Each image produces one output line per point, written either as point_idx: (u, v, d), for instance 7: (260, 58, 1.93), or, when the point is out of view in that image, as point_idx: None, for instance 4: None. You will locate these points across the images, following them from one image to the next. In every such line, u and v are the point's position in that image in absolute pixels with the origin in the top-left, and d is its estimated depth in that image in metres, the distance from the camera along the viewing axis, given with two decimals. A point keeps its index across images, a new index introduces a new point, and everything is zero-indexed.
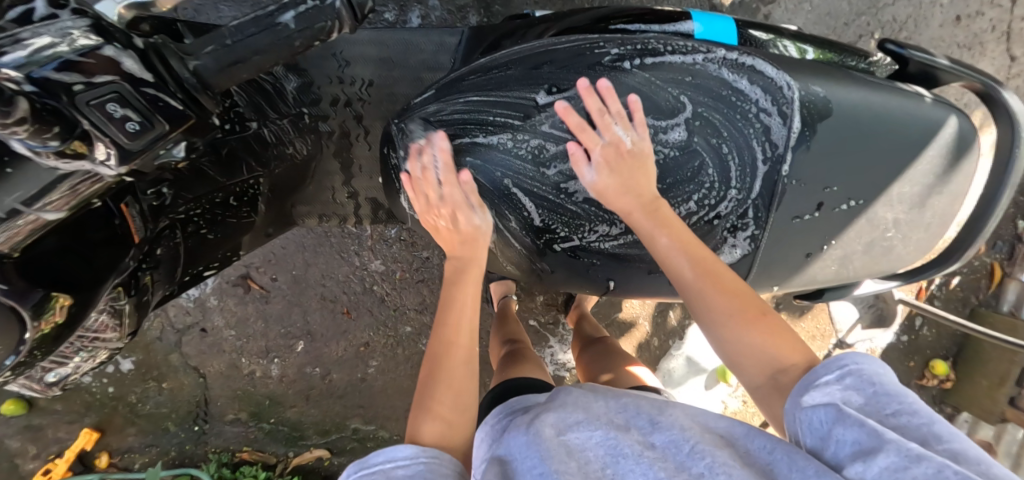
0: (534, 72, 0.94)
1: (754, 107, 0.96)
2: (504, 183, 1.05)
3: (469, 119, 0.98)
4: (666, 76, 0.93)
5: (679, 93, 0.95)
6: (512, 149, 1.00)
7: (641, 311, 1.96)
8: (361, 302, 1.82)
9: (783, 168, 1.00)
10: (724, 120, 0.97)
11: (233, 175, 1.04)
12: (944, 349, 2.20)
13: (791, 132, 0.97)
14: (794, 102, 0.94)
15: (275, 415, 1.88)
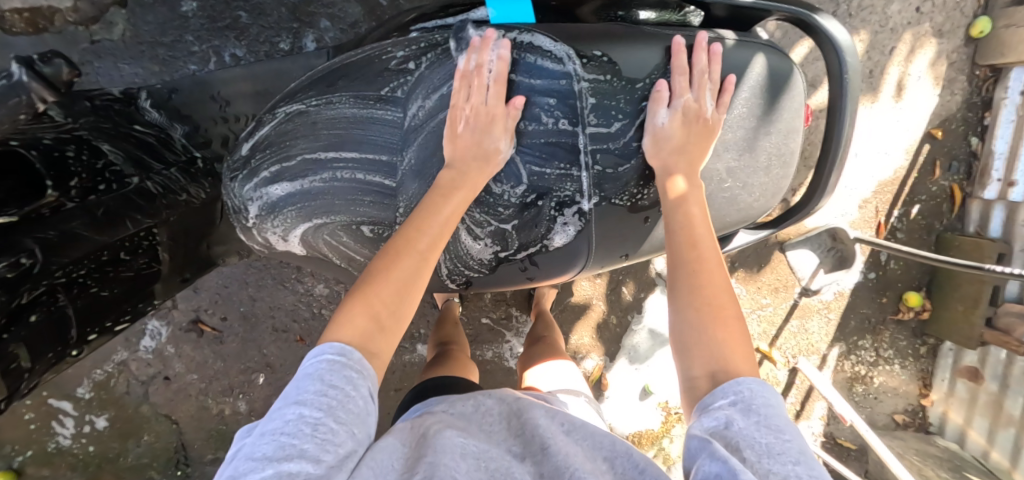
0: (331, 86, 0.97)
1: (553, 80, 0.98)
2: (323, 203, 0.98)
3: (278, 143, 0.97)
4: (450, 68, 0.97)
5: (471, 81, 0.95)
6: (325, 166, 0.97)
7: (593, 292, 1.94)
8: (313, 327, 1.84)
9: (591, 135, 1.02)
10: (524, 98, 0.98)
11: (114, 232, 1.09)
12: (916, 280, 2.15)
13: (590, 100, 1.00)
14: (580, 69, 0.99)
15: None
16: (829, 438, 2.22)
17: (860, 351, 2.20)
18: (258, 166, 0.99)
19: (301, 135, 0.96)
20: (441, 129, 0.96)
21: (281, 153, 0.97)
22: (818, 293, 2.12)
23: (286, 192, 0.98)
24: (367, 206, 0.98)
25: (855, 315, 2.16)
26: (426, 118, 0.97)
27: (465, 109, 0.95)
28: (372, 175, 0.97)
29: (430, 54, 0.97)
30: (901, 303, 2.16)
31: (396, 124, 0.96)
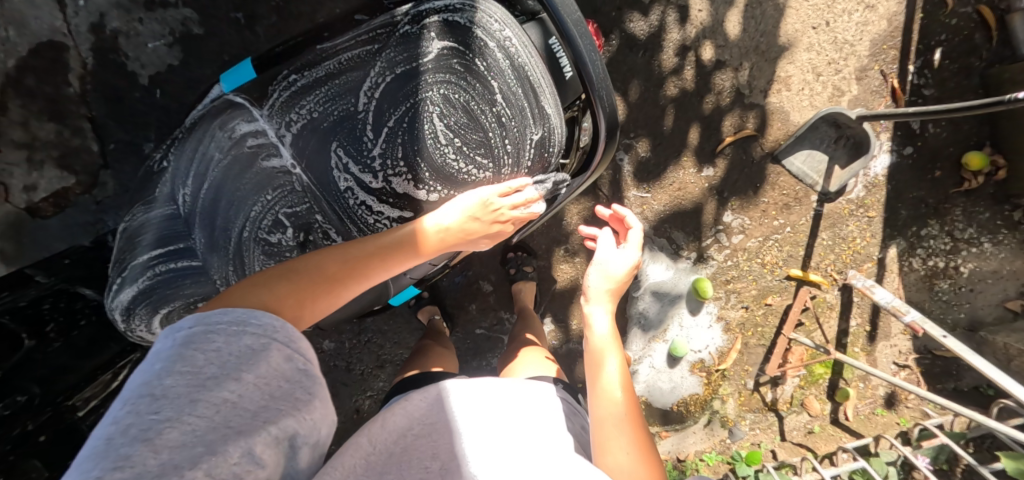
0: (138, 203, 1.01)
1: (278, 112, 0.90)
2: (164, 300, 0.95)
3: (119, 262, 0.99)
4: (198, 141, 0.93)
5: (216, 144, 0.91)
6: (152, 266, 0.94)
7: (577, 272, 1.86)
8: (334, 380, 2.01)
9: (339, 142, 0.87)
10: (264, 135, 0.90)
11: (96, 354, 1.35)
12: (973, 137, 1.73)
13: (323, 107, 0.88)
14: (300, 86, 0.89)
15: None
16: (923, 353, 1.87)
17: (927, 241, 1.81)
18: (112, 280, 1.00)
19: (132, 239, 0.98)
20: (217, 195, 0.90)
21: (122, 260, 0.99)
22: (846, 193, 1.80)
23: (126, 296, 0.96)
24: (192, 286, 0.94)
25: (903, 203, 1.80)
26: (194, 196, 0.92)
27: (220, 174, 0.90)
28: (185, 259, 0.94)
29: (194, 131, 0.95)
30: (963, 170, 1.75)
31: (188, 200, 0.93)
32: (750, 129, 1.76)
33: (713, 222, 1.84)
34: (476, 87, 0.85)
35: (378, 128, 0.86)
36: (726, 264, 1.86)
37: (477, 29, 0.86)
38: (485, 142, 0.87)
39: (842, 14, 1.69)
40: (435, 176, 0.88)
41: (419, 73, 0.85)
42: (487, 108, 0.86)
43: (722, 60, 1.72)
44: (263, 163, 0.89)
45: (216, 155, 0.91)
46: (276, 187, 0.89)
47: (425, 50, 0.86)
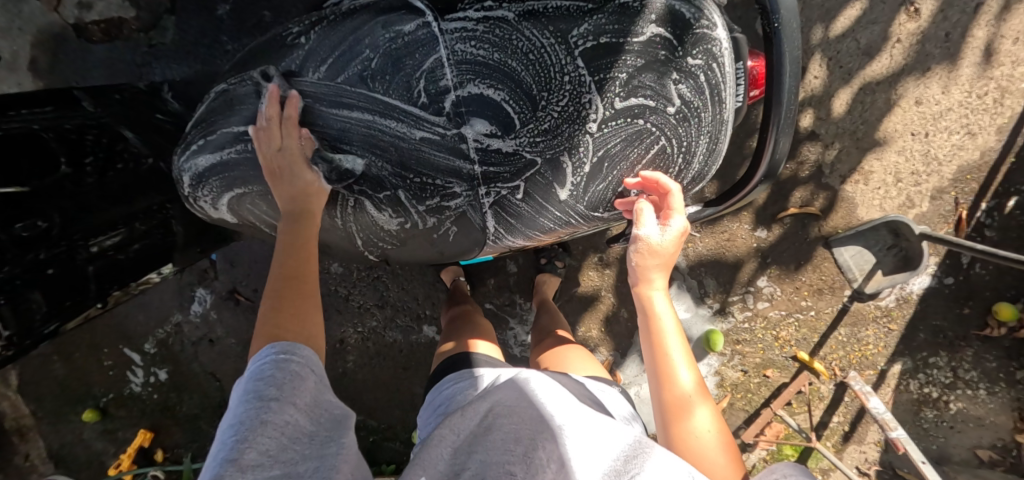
0: (244, 66, 0.92)
1: (451, 38, 0.85)
2: (245, 184, 0.91)
3: (203, 125, 0.92)
4: (350, 34, 0.86)
5: (374, 48, 0.86)
6: (247, 148, 0.90)
7: (601, 283, 1.86)
8: (331, 303, 1.98)
9: (507, 93, 0.86)
10: (428, 56, 0.85)
11: (126, 204, 1.28)
12: (1012, 289, 1.77)
13: (504, 52, 0.85)
14: (485, 21, 0.84)
15: None
16: (886, 468, 1.94)
17: (931, 369, 1.86)
18: (190, 140, 0.93)
19: (229, 105, 0.90)
20: (355, 99, 0.87)
21: (208, 122, 0.91)
22: (877, 298, 1.83)
23: (207, 163, 0.91)
24: None
25: (924, 326, 1.84)
26: (330, 89, 0.88)
27: (367, 77, 0.87)
28: None
29: (349, 18, 0.87)
30: (990, 316, 1.79)
31: (315, 90, 0.88)
32: (815, 208, 1.77)
33: (745, 282, 1.84)
34: (666, 90, 0.86)
35: (558, 93, 0.86)
36: (742, 325, 1.88)
37: (694, 32, 0.84)
38: (656, 143, 0.89)
39: (942, 131, 1.70)
40: (590, 160, 0.89)
41: (623, 52, 0.84)
42: (670, 111, 0.87)
43: (816, 132, 1.71)
44: (415, 84, 0.86)
45: (371, 56, 0.86)
46: (426, 112, 0.87)
47: (637, 31, 0.83)
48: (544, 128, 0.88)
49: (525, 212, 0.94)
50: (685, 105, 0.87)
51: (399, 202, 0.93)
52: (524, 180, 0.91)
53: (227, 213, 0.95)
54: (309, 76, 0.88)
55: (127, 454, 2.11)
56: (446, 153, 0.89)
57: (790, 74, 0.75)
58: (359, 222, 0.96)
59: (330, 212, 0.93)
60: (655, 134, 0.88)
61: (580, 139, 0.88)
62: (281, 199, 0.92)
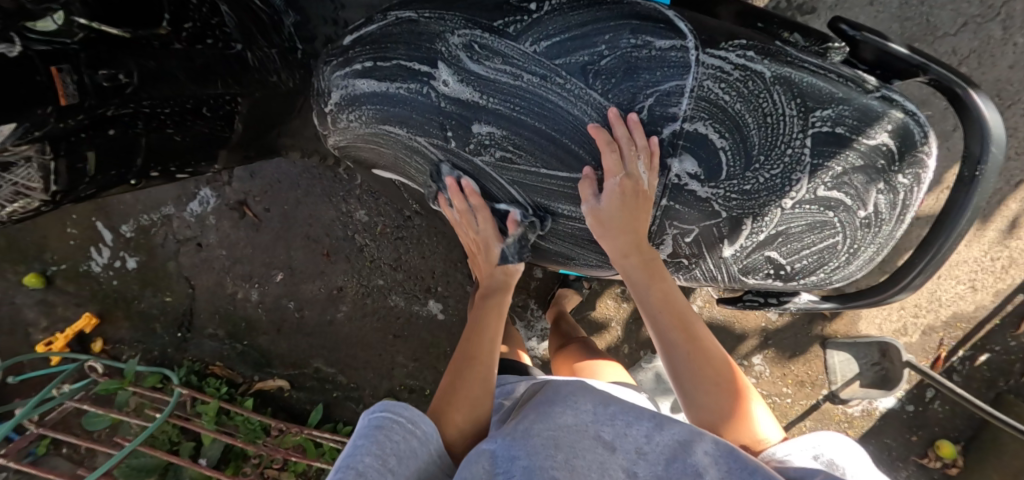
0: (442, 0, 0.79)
1: (697, 60, 0.72)
2: (381, 123, 0.83)
3: (372, 45, 0.82)
4: (579, 19, 0.74)
5: (600, 45, 0.73)
6: (403, 92, 0.80)
7: (614, 314, 1.89)
8: (342, 247, 1.88)
9: (730, 139, 0.74)
10: (649, 71, 0.73)
11: (205, 83, 1.16)
12: (956, 431, 1.96)
13: (754, 95, 0.72)
14: (747, 60, 0.72)
15: (248, 338, 1.99)
16: None
17: None
18: (352, 53, 0.84)
19: (409, 39, 0.79)
20: (552, 88, 0.75)
21: (376, 40, 0.83)
22: (847, 405, 1.97)
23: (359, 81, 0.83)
24: (414, 130, 0.82)
25: (875, 441, 2.00)
26: (520, 66, 0.75)
27: (582, 72, 0.74)
28: (438, 100, 0.79)
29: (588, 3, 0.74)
30: (932, 449, 1.97)
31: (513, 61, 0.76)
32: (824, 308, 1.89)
33: (743, 354, 1.93)
34: (866, 196, 0.78)
35: (770, 160, 0.75)
36: None
37: (919, 153, 0.76)
38: (832, 238, 0.81)
39: (953, 277, 1.86)
40: (768, 230, 0.81)
41: (850, 147, 0.74)
42: (861, 215, 0.79)
43: None
44: (619, 93, 0.73)
45: (596, 51, 0.73)
46: (628, 131, 0.74)
47: (869, 132, 0.75)
48: (743, 188, 0.77)
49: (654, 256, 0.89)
50: (875, 217, 0.80)
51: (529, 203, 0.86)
52: (698, 228, 0.82)
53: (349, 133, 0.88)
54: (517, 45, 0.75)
55: (64, 334, 1.92)
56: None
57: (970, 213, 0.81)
58: (469, 202, 0.88)
59: (451, 182, 0.86)
60: (838, 234, 0.81)
61: (771, 211, 0.79)
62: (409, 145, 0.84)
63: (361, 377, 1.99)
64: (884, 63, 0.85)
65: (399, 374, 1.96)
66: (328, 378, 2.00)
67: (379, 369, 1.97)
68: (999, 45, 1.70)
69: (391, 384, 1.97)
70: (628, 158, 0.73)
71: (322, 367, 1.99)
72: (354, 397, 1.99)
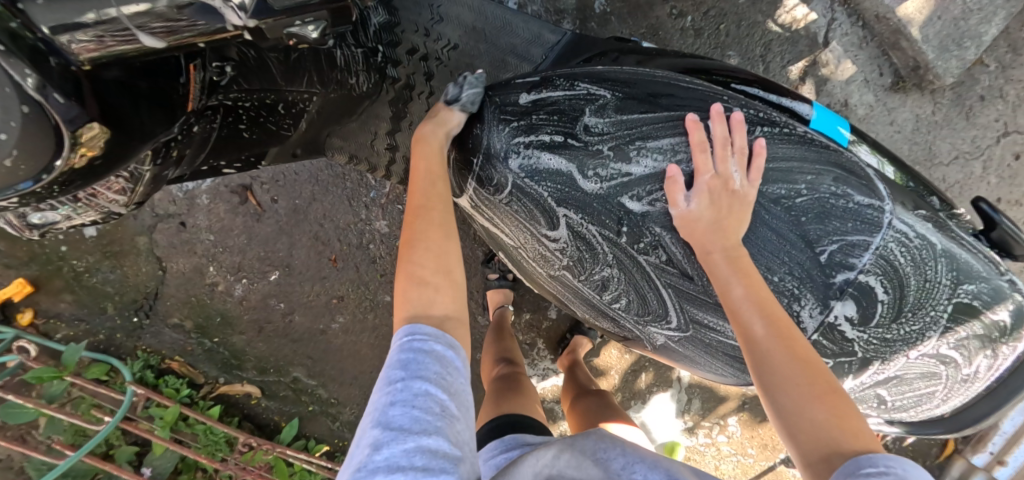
0: (651, 100, 0.91)
1: (863, 209, 0.88)
2: (560, 198, 0.95)
3: (569, 127, 0.92)
4: (774, 153, 0.88)
5: (786, 185, 0.88)
6: (596, 177, 0.92)
7: (615, 364, 1.92)
8: (352, 255, 1.73)
9: (879, 289, 0.89)
10: (824, 212, 0.88)
11: (292, 81, 0.95)
12: None
13: (898, 255, 0.89)
14: (892, 223, 0.89)
15: (220, 335, 1.78)
16: None
17: None
18: (545, 128, 0.93)
19: (629, 126, 0.90)
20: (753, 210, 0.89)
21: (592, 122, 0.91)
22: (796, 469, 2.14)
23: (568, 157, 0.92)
24: (599, 220, 0.94)
25: None
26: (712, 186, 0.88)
27: (778, 202, 0.89)
28: (631, 197, 0.91)
29: (796, 141, 0.89)
30: None
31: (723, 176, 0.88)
32: None
33: (721, 414, 2.03)
34: (973, 355, 0.93)
35: (908, 311, 0.91)
36: (697, 448, 2.05)
37: (1022, 330, 0.92)
38: (934, 385, 0.96)
39: None
40: (888, 372, 0.96)
41: (975, 316, 0.91)
42: (963, 371, 0.94)
43: None
44: (793, 222, 0.89)
45: (795, 188, 0.88)
46: (801, 258, 0.90)
47: (992, 309, 0.91)
48: (885, 336, 0.93)
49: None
50: (974, 376, 0.95)
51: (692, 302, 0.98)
52: (834, 360, 0.95)
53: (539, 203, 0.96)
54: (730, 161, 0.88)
55: None
56: (787, 300, 0.91)
57: None
58: (620, 284, 1.01)
59: (626, 270, 0.98)
60: (937, 381, 0.96)
61: (893, 352, 0.94)
62: (586, 228, 0.96)
63: (343, 392, 1.86)
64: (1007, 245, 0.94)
65: None
66: (306, 390, 1.85)
67: (366, 386, 1.85)
68: (979, 180, 1.96)
69: None
70: (719, 152, 0.86)
71: (301, 378, 1.83)
72: (331, 412, 1.86)
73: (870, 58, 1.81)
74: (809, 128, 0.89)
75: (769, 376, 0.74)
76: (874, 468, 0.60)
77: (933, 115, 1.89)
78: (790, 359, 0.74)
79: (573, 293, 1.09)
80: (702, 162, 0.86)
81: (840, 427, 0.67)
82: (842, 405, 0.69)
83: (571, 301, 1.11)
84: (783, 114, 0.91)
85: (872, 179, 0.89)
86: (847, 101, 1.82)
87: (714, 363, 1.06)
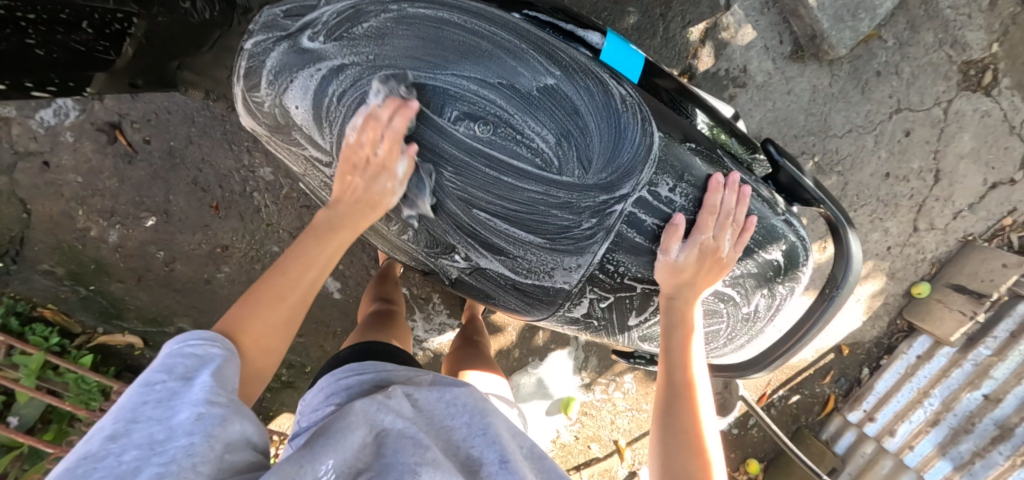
0: (431, 15, 0.83)
1: (632, 140, 0.84)
2: (330, 115, 0.86)
3: (343, 36, 0.84)
4: (547, 77, 0.83)
5: (558, 112, 0.83)
6: (364, 93, 0.84)
7: (513, 320, 1.94)
8: (235, 203, 1.67)
9: (643, 221, 0.88)
10: (596, 141, 0.83)
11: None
12: (763, 452, 2.33)
13: (664, 189, 0.87)
14: (658, 156, 0.86)
15: (96, 283, 1.70)
16: None
17: None
18: (322, 37, 0.84)
19: (392, 37, 0.83)
20: (520, 135, 0.82)
21: (356, 31, 0.84)
22: None
23: (321, 66, 0.84)
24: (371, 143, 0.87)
25: None
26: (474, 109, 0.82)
27: (548, 131, 0.83)
28: None
29: (566, 67, 0.84)
30: (741, 465, 2.32)
31: (488, 99, 0.82)
32: None
33: (617, 371, 2.10)
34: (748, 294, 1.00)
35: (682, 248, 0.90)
36: (595, 403, 2.12)
37: (797, 271, 1.00)
38: (714, 319, 1.04)
39: None
40: None
41: (750, 256, 0.96)
42: (739, 307, 1.02)
43: None
44: (562, 150, 0.83)
45: (562, 115, 0.83)
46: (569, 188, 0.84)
47: (766, 248, 0.96)
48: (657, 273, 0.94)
49: (576, 313, 1.00)
50: (753, 314, 1.03)
51: (467, 236, 0.91)
52: (616, 296, 0.97)
53: (304, 119, 0.87)
54: (488, 83, 0.82)
55: None
56: (557, 236, 0.88)
57: (815, 332, 1.00)
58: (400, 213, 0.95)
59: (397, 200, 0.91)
60: (716, 316, 1.03)
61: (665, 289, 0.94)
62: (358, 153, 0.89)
63: None
64: (793, 189, 0.98)
65: None
66: None
67: None
68: (870, 154, 2.05)
69: None
70: (725, 219, 0.90)
71: (187, 328, 1.79)
72: None
73: (771, 25, 1.82)
74: (588, 55, 0.84)
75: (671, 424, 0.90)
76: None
77: (830, 87, 1.93)
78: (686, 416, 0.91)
79: (366, 224, 1.04)
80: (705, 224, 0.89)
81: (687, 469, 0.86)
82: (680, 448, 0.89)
83: (366, 233, 1.06)
84: (568, 40, 0.86)
85: (648, 114, 0.86)
86: (746, 67, 1.83)
87: (507, 300, 1.02)
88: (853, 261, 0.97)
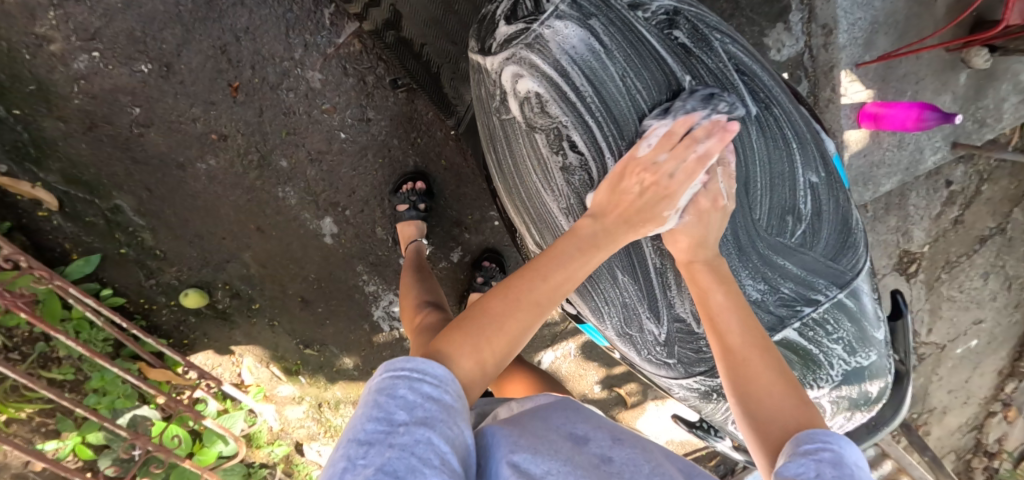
0: (731, 66, 0.80)
1: (845, 263, 0.86)
2: (613, 109, 0.77)
3: (649, 42, 0.77)
4: (809, 167, 0.82)
5: (806, 202, 0.82)
6: (650, 104, 0.77)
7: None
8: (259, 93, 1.38)
9: (813, 329, 0.85)
10: (820, 245, 0.84)
11: None
12: None
13: (841, 304, 0.86)
14: (853, 279, 0.87)
15: (28, 111, 1.28)
16: None
17: None
18: (626, 35, 0.77)
19: (692, 60, 0.79)
20: (770, 211, 0.80)
21: (669, 42, 0.78)
22: None
23: (622, 48, 0.77)
24: (623, 152, 0.78)
25: None
26: (746, 166, 0.78)
27: (790, 214, 0.81)
28: None
29: (829, 172, 0.84)
30: None
31: (754, 157, 0.78)
32: (628, 397, 2.10)
33: None
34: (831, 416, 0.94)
35: (826, 359, 0.87)
36: None
37: (873, 406, 0.96)
38: None
39: None
40: None
41: (860, 383, 0.91)
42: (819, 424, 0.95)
43: None
44: (793, 246, 0.82)
45: (802, 204, 0.82)
46: (779, 274, 0.83)
47: (871, 380, 0.92)
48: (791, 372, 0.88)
49: (706, 380, 0.89)
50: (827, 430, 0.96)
51: (650, 274, 0.83)
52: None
53: (593, 102, 0.77)
54: (772, 151, 0.79)
55: None
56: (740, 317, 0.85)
57: None
58: None
59: None
60: None
61: None
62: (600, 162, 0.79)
63: (174, 247, 1.49)
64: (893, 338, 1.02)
65: (230, 270, 1.54)
66: (124, 225, 1.43)
67: (208, 251, 1.51)
68: None
69: (214, 273, 1.53)
70: (690, 161, 0.72)
71: (126, 210, 1.42)
72: (149, 266, 1.48)
73: None
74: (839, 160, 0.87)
75: (744, 368, 0.69)
76: (815, 444, 0.56)
77: None
78: (767, 371, 0.68)
79: (531, 215, 0.90)
80: (689, 182, 0.73)
81: (791, 421, 0.63)
82: (762, 401, 0.66)
83: (523, 223, 0.94)
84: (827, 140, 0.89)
85: (858, 242, 0.88)
86: None
87: (639, 347, 0.91)
88: (899, 408, 0.99)
